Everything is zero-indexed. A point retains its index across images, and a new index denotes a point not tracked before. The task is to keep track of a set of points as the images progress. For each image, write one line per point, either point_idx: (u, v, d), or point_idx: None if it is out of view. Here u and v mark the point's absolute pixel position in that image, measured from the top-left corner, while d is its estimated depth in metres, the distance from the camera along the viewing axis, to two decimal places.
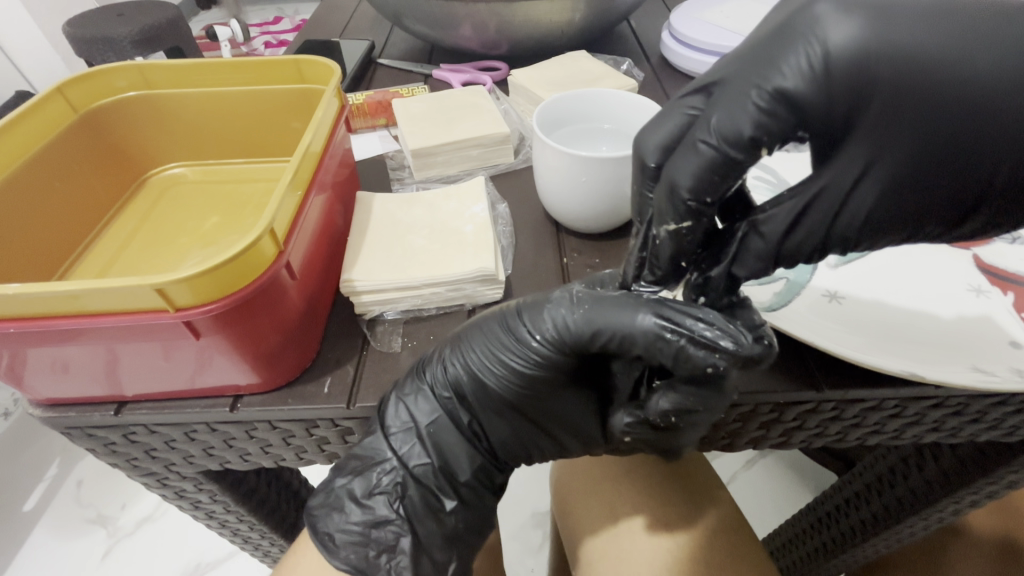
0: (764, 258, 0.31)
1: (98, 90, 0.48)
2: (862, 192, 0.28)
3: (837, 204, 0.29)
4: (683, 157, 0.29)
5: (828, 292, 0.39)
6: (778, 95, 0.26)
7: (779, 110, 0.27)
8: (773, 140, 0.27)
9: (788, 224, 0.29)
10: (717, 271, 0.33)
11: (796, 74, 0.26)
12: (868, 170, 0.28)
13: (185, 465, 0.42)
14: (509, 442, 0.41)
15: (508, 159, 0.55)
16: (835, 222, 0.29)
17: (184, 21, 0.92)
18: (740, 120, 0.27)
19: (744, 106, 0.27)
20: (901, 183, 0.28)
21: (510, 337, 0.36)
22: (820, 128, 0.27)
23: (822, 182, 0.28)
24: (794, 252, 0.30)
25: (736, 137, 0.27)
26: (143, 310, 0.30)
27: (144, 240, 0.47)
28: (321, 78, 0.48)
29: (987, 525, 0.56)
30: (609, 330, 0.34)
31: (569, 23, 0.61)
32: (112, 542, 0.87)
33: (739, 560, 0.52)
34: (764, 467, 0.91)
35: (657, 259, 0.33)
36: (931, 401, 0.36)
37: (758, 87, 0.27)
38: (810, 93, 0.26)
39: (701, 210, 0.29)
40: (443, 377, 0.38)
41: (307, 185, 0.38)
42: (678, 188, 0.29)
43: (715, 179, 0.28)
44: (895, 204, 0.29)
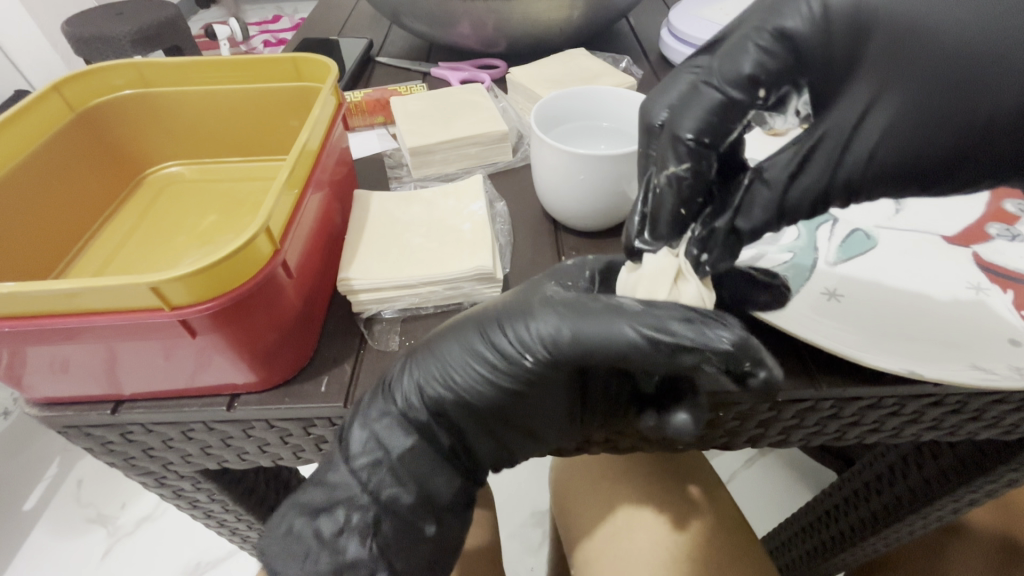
0: (769, 207, 0.35)
1: (95, 88, 0.48)
2: (867, 129, 0.33)
3: (842, 141, 0.34)
4: (691, 101, 0.34)
5: (828, 290, 0.39)
6: (780, 35, 0.33)
7: (777, 51, 0.33)
8: (769, 78, 0.34)
9: (792, 169, 0.35)
10: (721, 222, 0.35)
11: (800, 18, 0.32)
12: (872, 107, 0.33)
13: (183, 464, 0.42)
14: (486, 453, 0.40)
15: (507, 157, 0.54)
16: (841, 159, 0.34)
17: (182, 20, 0.91)
18: (743, 60, 0.33)
19: (747, 49, 0.33)
20: (906, 122, 0.32)
21: (489, 350, 0.36)
22: (817, 66, 0.33)
23: (826, 125, 0.34)
24: (798, 198, 0.35)
25: (738, 76, 0.33)
26: (139, 309, 0.30)
27: (140, 240, 0.47)
28: (319, 76, 0.48)
29: (988, 524, 0.56)
30: (597, 344, 0.33)
31: (568, 20, 0.60)
32: (112, 541, 0.87)
33: (739, 559, 0.52)
34: (764, 466, 0.91)
35: (659, 209, 0.35)
36: (931, 399, 0.36)
37: (761, 32, 0.33)
38: (808, 34, 0.32)
39: (703, 151, 0.34)
40: (411, 395, 0.37)
41: (304, 183, 0.38)
42: (684, 127, 0.34)
43: (714, 120, 0.34)
44: (902, 145, 0.33)
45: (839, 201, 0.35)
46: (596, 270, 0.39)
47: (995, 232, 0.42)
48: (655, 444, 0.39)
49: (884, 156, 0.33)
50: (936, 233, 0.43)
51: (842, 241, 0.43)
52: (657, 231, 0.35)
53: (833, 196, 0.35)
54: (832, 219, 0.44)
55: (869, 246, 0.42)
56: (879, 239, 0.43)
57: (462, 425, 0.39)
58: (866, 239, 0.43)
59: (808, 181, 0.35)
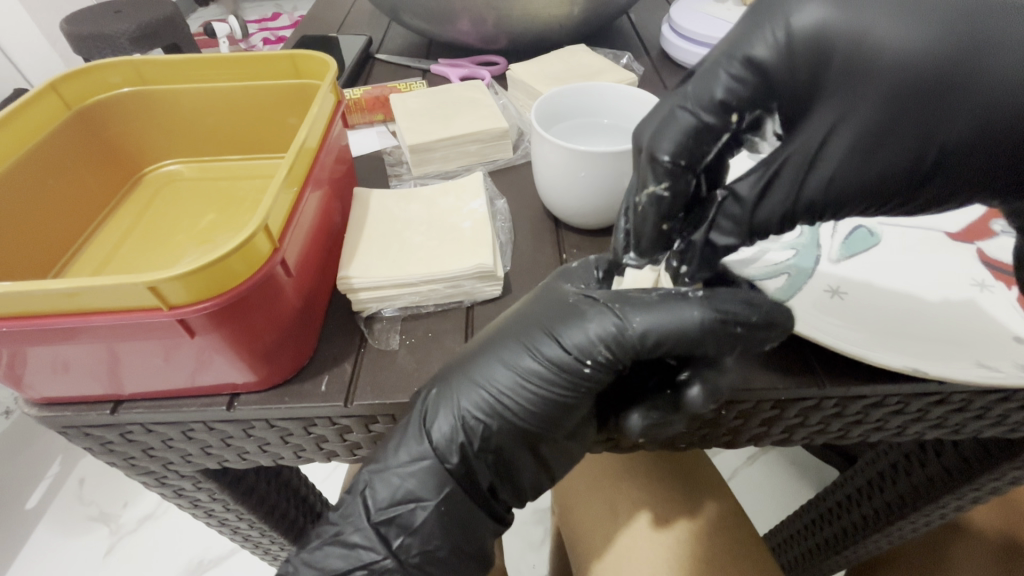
0: (738, 222, 0.36)
1: (92, 86, 0.47)
2: (830, 151, 0.33)
3: (807, 161, 0.33)
4: (666, 125, 0.33)
5: (831, 288, 0.38)
6: (749, 63, 0.32)
7: (749, 77, 0.32)
8: (742, 103, 0.32)
9: (759, 189, 0.34)
10: (698, 235, 0.37)
11: (767, 44, 0.31)
12: (837, 128, 0.32)
13: (183, 464, 0.41)
14: (521, 489, 0.38)
15: (507, 154, 0.54)
16: (803, 183, 0.34)
17: (181, 17, 0.91)
18: (714, 87, 0.32)
19: (717, 74, 0.32)
20: (870, 141, 0.32)
21: (543, 359, 0.35)
22: (786, 91, 0.32)
23: (793, 145, 0.34)
24: (767, 216, 0.35)
25: (710, 102, 0.32)
26: (138, 308, 0.30)
27: (138, 239, 0.47)
28: (317, 73, 0.47)
29: (991, 521, 0.56)
30: (668, 335, 0.33)
31: (568, 16, 0.60)
32: (115, 539, 0.87)
33: (741, 555, 0.52)
34: (765, 463, 0.91)
35: (643, 229, 0.36)
36: (934, 398, 0.36)
37: (730, 59, 0.32)
38: (775, 63, 0.31)
39: (680, 173, 0.34)
40: (451, 424, 0.35)
41: (302, 181, 0.37)
42: (662, 150, 0.33)
43: (690, 144, 0.33)
44: (861, 168, 0.33)
45: (804, 221, 0.35)
46: (605, 269, 0.40)
47: (999, 229, 0.42)
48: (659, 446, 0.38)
49: (841, 178, 0.33)
50: (940, 230, 0.43)
51: (844, 238, 0.42)
52: (640, 247, 0.37)
53: (797, 216, 0.35)
54: None
55: (873, 244, 0.42)
56: (881, 236, 0.43)
57: (499, 455, 0.36)
58: (869, 236, 0.43)
59: (773, 201, 0.35)
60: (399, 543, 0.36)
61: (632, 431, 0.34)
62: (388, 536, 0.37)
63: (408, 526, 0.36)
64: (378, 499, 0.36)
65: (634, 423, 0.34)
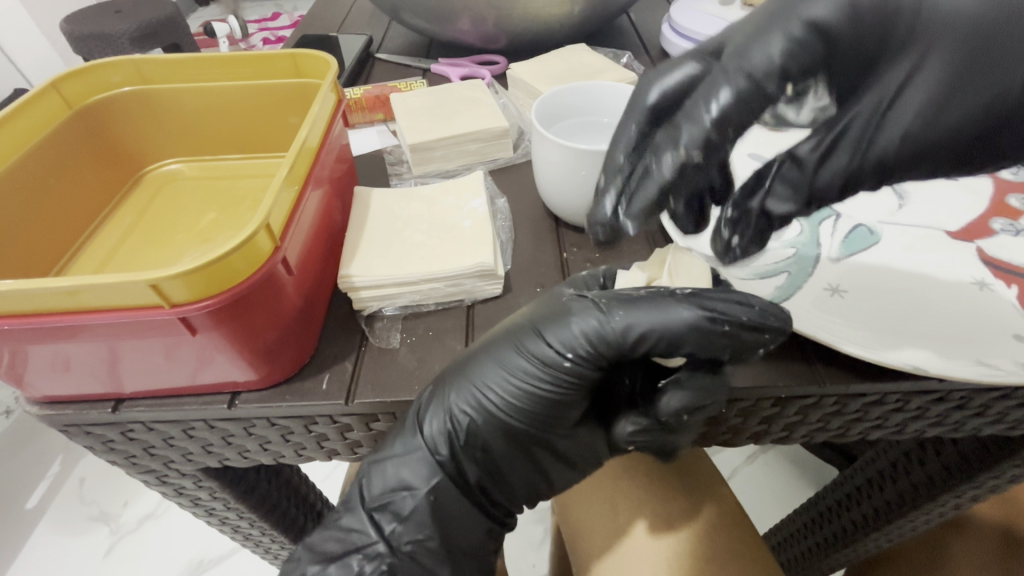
0: (798, 187, 0.34)
1: (92, 86, 0.47)
2: (903, 106, 0.29)
3: (878, 113, 0.30)
4: (710, 91, 0.29)
5: (831, 285, 0.38)
6: (810, 24, 0.27)
7: (811, 39, 0.28)
8: (801, 69, 0.28)
9: (819, 156, 0.32)
10: (754, 203, 0.35)
11: (829, 2, 0.27)
12: (910, 83, 0.29)
13: (184, 463, 0.41)
14: (510, 485, 0.39)
15: (507, 153, 0.54)
16: (870, 145, 0.31)
17: (181, 16, 0.91)
18: (773, 49, 0.28)
19: (773, 35, 0.28)
20: (947, 92, 0.28)
21: (531, 359, 0.35)
22: (848, 55, 0.28)
23: (861, 103, 0.30)
24: (828, 181, 0.33)
25: (769, 67, 0.28)
26: (139, 307, 0.30)
27: (138, 238, 0.47)
28: (317, 73, 0.48)
29: (991, 519, 0.56)
30: (654, 332, 0.33)
31: (568, 15, 0.60)
32: (115, 539, 0.87)
33: (740, 553, 0.52)
34: (765, 462, 0.91)
35: (642, 189, 0.33)
36: (934, 396, 0.36)
37: (790, 19, 0.28)
38: (842, 23, 0.27)
39: (715, 143, 0.30)
40: (441, 419, 0.36)
41: (303, 180, 0.38)
42: (705, 116, 0.30)
43: (739, 113, 0.29)
44: (938, 120, 0.29)
45: (869, 183, 0.32)
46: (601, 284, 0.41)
47: (998, 227, 0.42)
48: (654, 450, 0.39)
49: (915, 137, 0.30)
50: (940, 228, 0.43)
51: (844, 236, 0.42)
52: (632, 207, 0.33)
53: (863, 178, 0.32)
54: (835, 214, 0.44)
55: (872, 242, 0.42)
56: (881, 234, 0.43)
57: (490, 449, 0.37)
58: (869, 234, 0.43)
59: (836, 163, 0.32)
60: (391, 531, 0.37)
61: (625, 437, 0.35)
62: (381, 522, 0.38)
63: (399, 513, 0.37)
64: (372, 490, 0.38)
65: (624, 429, 0.35)
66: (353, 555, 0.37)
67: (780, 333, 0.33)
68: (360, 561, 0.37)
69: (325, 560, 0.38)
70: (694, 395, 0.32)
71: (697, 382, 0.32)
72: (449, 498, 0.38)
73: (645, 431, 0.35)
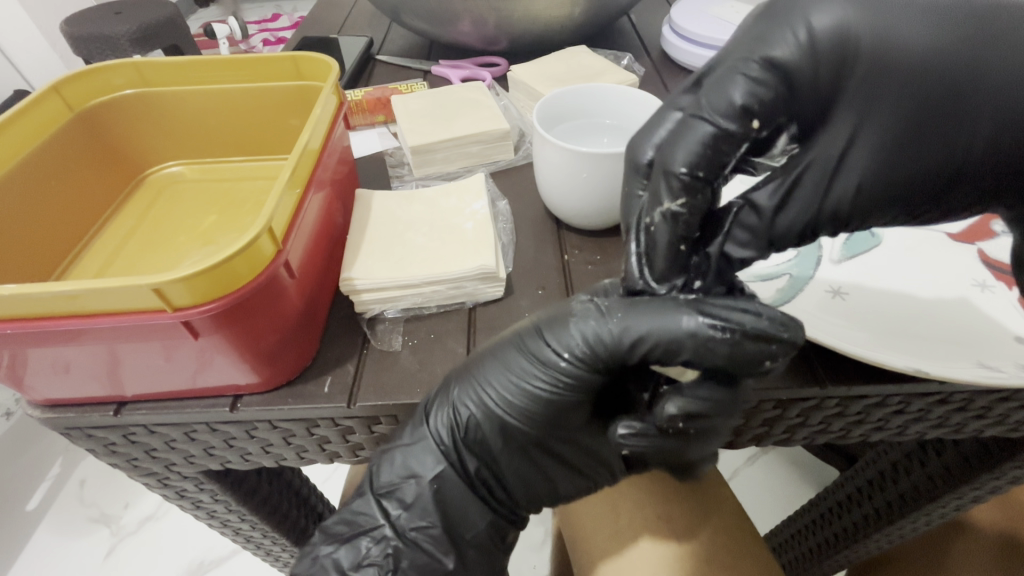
0: (756, 233, 0.34)
1: (94, 88, 0.47)
2: (852, 159, 0.33)
3: (828, 171, 0.33)
4: (680, 135, 0.32)
5: (833, 288, 0.39)
6: (769, 65, 0.31)
7: (769, 78, 0.31)
8: (764, 107, 0.31)
9: (777, 199, 0.33)
10: (713, 247, 0.34)
11: (789, 45, 0.30)
12: (857, 134, 0.32)
13: (186, 465, 0.42)
14: (513, 482, 0.40)
15: (509, 155, 0.54)
16: (827, 193, 0.33)
17: (181, 19, 0.91)
18: (731, 93, 0.31)
19: (736, 80, 0.31)
20: (893, 144, 0.32)
21: (531, 359, 0.35)
22: (805, 94, 0.31)
23: (811, 152, 0.33)
24: (787, 226, 0.34)
25: (729, 108, 0.31)
26: (143, 311, 0.30)
27: (142, 239, 0.47)
28: (318, 75, 0.48)
29: (992, 519, 0.56)
30: (652, 336, 0.32)
31: (569, 17, 0.60)
32: (116, 540, 0.87)
33: (742, 556, 0.52)
34: (765, 463, 0.91)
35: (654, 250, 0.34)
36: (935, 398, 0.36)
37: (749, 61, 0.31)
38: (797, 61, 0.30)
39: (698, 186, 0.32)
40: (444, 411, 0.37)
41: (306, 183, 0.38)
42: (675, 162, 0.31)
43: (708, 154, 0.31)
44: (885, 172, 0.33)
45: (826, 231, 0.35)
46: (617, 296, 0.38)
47: (999, 229, 0.42)
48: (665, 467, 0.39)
49: (866, 187, 0.33)
50: (940, 230, 0.43)
51: (845, 239, 0.43)
52: (656, 270, 0.34)
53: (820, 227, 0.34)
54: None
55: (873, 245, 0.42)
56: (882, 237, 0.43)
57: (492, 444, 0.38)
58: (870, 237, 0.43)
59: (792, 213, 0.34)
60: (396, 516, 0.38)
61: (620, 441, 0.35)
62: (389, 509, 0.39)
63: (404, 500, 0.38)
64: (379, 477, 0.39)
65: (620, 433, 0.35)
66: (362, 537, 0.39)
67: (791, 346, 0.31)
68: (369, 544, 0.38)
69: (337, 541, 0.40)
70: (693, 402, 0.32)
71: (695, 390, 0.32)
72: (453, 493, 0.39)
73: (643, 438, 0.35)
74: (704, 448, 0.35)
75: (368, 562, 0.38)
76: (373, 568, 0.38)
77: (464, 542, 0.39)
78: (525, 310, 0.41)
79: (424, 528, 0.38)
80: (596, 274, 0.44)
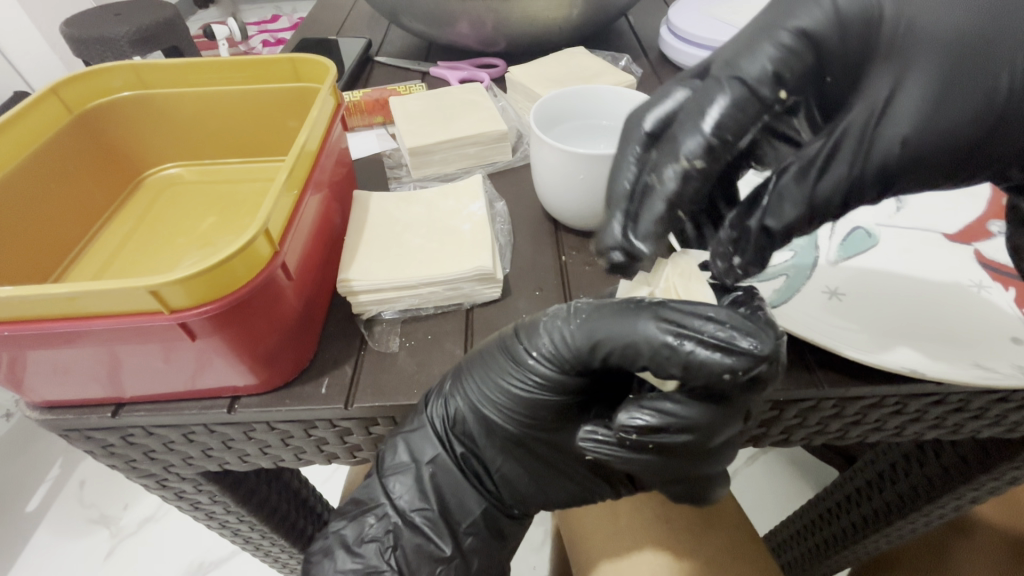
0: (797, 200, 0.32)
1: (93, 91, 0.48)
2: (898, 110, 0.31)
3: (870, 125, 0.31)
4: (708, 96, 0.32)
5: (830, 289, 0.39)
6: (800, 35, 0.31)
7: (800, 48, 0.31)
8: (794, 77, 0.31)
9: (819, 161, 0.32)
10: (752, 220, 0.33)
11: (817, 14, 0.31)
12: (901, 85, 0.31)
13: (184, 467, 0.42)
14: (501, 476, 0.40)
15: (507, 156, 0.54)
16: (870, 150, 0.31)
17: (180, 19, 0.91)
18: (763, 60, 0.31)
19: (766, 46, 0.31)
20: (941, 94, 0.30)
21: (504, 360, 0.36)
22: (837, 64, 0.32)
23: (852, 111, 0.32)
24: (829, 191, 0.32)
25: (762, 74, 0.31)
26: (139, 313, 0.30)
27: (139, 239, 0.47)
28: (318, 77, 0.48)
29: (991, 520, 0.56)
30: (616, 341, 0.32)
31: (566, 19, 0.60)
32: (115, 542, 0.87)
33: (739, 555, 0.53)
34: (765, 464, 0.91)
35: (646, 210, 0.33)
36: (933, 399, 0.36)
37: (781, 30, 0.31)
38: (828, 32, 0.31)
39: (720, 151, 0.31)
40: (432, 404, 0.38)
41: (303, 184, 0.38)
42: (706, 122, 0.31)
43: (737, 117, 0.31)
44: (938, 124, 0.30)
45: (871, 193, 0.33)
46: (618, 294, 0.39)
47: (996, 230, 0.42)
48: (668, 486, 0.37)
49: (917, 140, 0.31)
50: (938, 231, 0.43)
51: (843, 239, 0.43)
52: (640, 230, 0.33)
53: (865, 188, 0.32)
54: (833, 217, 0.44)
55: (870, 245, 0.42)
56: (881, 237, 0.43)
57: (476, 436, 0.39)
58: (868, 237, 0.43)
59: (834, 175, 0.32)
60: (398, 497, 0.40)
61: (583, 447, 0.35)
62: (390, 487, 0.40)
63: (406, 482, 0.39)
64: (387, 458, 0.39)
65: (583, 438, 0.34)
66: (366, 514, 0.41)
67: (756, 357, 0.29)
68: (372, 521, 0.40)
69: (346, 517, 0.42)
70: (653, 415, 0.32)
71: (657, 402, 0.32)
72: (448, 482, 0.40)
73: (604, 445, 0.34)
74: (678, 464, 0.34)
75: (369, 538, 0.40)
76: (374, 544, 0.40)
77: (461, 531, 0.40)
78: (524, 311, 0.41)
79: (421, 510, 0.39)
80: (594, 275, 0.44)
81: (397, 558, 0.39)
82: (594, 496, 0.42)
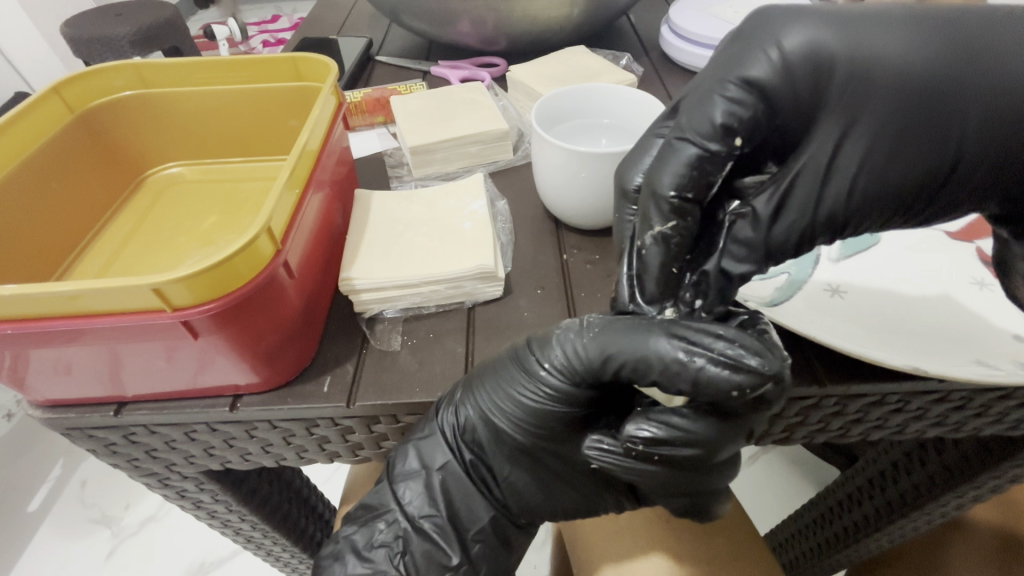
0: (754, 245, 0.33)
1: (94, 90, 0.48)
2: (843, 161, 0.32)
3: (821, 171, 0.32)
4: (665, 159, 0.32)
5: (830, 286, 0.39)
6: (746, 85, 0.31)
7: (747, 97, 0.32)
8: (744, 126, 0.32)
9: (773, 207, 0.32)
10: (710, 264, 0.33)
11: (764, 65, 0.31)
12: (848, 134, 0.31)
13: (186, 466, 0.42)
14: (510, 486, 0.40)
15: (508, 155, 0.54)
16: (819, 200, 0.32)
17: (182, 21, 0.91)
18: (711, 112, 0.31)
19: (714, 100, 0.32)
20: (888, 142, 0.31)
21: (516, 371, 0.36)
22: (787, 111, 0.32)
23: (802, 159, 0.32)
24: (782, 236, 0.33)
25: (710, 128, 0.31)
26: (142, 311, 0.30)
27: (141, 239, 0.47)
28: (319, 75, 0.48)
29: (990, 519, 0.56)
30: (627, 356, 0.32)
31: (567, 18, 0.60)
32: (116, 542, 0.87)
33: (741, 551, 0.53)
34: (765, 462, 0.91)
35: (646, 275, 0.33)
36: (935, 396, 0.36)
37: (728, 82, 0.32)
38: (776, 83, 0.31)
39: (686, 207, 0.32)
40: (445, 413, 0.38)
41: (305, 183, 0.38)
42: (663, 185, 0.32)
43: (694, 176, 0.32)
44: (883, 172, 0.32)
45: (823, 237, 0.34)
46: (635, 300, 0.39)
47: None
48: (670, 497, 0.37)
49: (864, 188, 0.32)
50: (940, 229, 0.43)
51: None
52: (646, 293, 0.33)
53: (817, 232, 0.33)
54: None
55: (872, 243, 0.42)
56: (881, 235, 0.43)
57: (486, 446, 0.39)
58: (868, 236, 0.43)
59: (788, 221, 0.32)
60: (408, 504, 0.40)
61: (588, 455, 0.35)
62: (399, 494, 0.40)
63: (415, 490, 0.39)
64: (398, 465, 0.40)
65: (587, 445, 0.35)
66: (377, 519, 0.41)
67: (763, 375, 0.29)
68: (382, 527, 0.40)
69: (355, 523, 0.42)
70: (660, 427, 0.32)
71: (665, 416, 0.32)
72: (458, 489, 0.40)
73: (609, 454, 0.34)
74: (684, 480, 0.34)
75: (378, 543, 0.40)
76: (384, 549, 0.40)
77: (468, 538, 0.40)
78: (524, 309, 0.41)
79: (430, 517, 0.39)
80: (595, 273, 0.44)
81: (406, 563, 0.39)
82: (601, 507, 0.42)
